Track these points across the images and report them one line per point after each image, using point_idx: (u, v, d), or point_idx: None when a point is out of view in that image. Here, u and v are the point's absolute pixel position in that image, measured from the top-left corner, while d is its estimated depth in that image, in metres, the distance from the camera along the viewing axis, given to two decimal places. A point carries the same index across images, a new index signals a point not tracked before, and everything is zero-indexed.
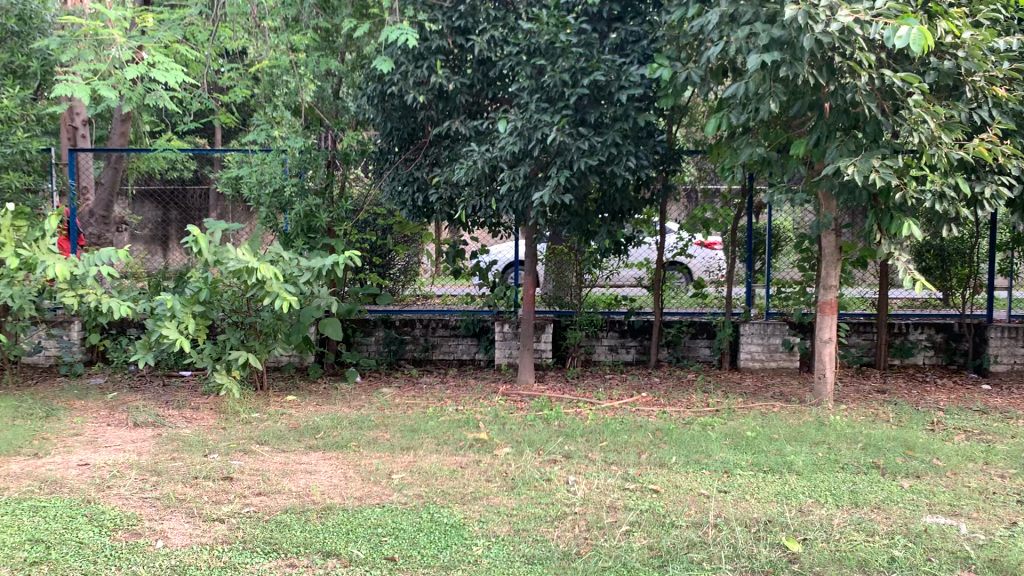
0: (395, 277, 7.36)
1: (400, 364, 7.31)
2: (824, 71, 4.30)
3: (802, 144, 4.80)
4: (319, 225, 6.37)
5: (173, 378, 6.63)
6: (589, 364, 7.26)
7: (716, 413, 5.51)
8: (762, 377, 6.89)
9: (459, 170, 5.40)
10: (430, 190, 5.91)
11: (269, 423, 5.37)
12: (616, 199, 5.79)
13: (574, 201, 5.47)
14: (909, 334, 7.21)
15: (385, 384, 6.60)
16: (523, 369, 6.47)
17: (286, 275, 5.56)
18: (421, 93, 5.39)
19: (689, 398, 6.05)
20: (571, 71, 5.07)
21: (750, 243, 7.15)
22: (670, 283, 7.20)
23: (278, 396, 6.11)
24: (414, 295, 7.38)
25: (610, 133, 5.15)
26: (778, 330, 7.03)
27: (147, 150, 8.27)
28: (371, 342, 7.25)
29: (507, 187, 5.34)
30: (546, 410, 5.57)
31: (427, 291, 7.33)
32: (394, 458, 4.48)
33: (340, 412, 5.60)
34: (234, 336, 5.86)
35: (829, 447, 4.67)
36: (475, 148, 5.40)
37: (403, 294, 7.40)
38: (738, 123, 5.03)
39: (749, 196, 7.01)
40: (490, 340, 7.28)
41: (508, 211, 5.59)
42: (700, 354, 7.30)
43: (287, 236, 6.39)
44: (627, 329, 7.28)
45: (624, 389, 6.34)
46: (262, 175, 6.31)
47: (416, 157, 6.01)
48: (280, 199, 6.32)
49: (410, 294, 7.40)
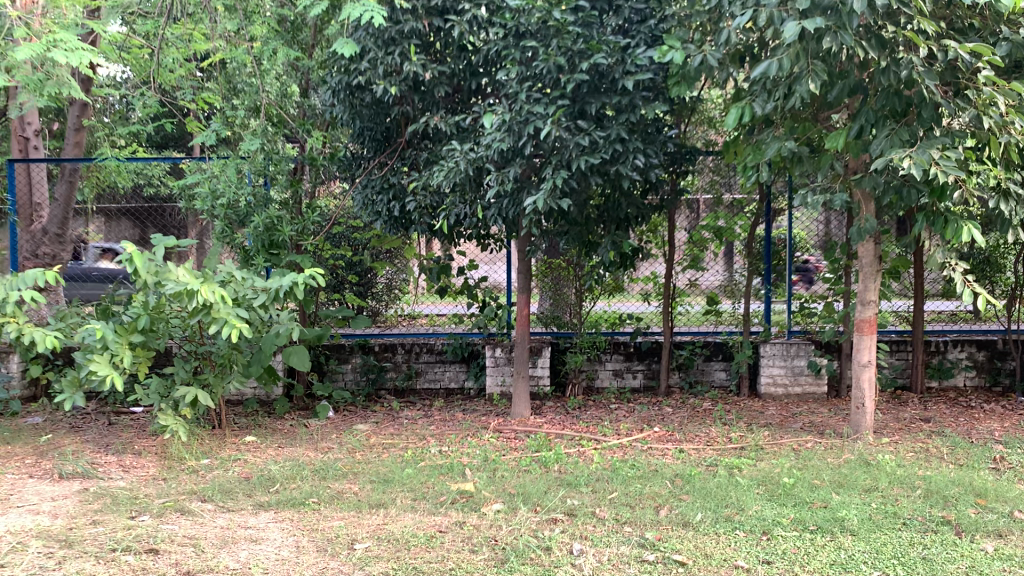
0: (377, 298, 6.67)
1: (380, 395, 6.52)
2: (873, 43, 3.56)
3: (841, 136, 4.06)
4: (281, 239, 5.60)
5: (121, 417, 5.84)
6: (591, 392, 6.49)
7: (742, 452, 4.76)
8: (786, 405, 6.11)
9: (438, 174, 4.65)
10: (407, 197, 5.17)
11: (219, 472, 4.58)
12: (622, 205, 5.05)
13: (573, 207, 4.73)
14: (948, 352, 6.45)
15: (360, 420, 5.81)
16: (517, 401, 5.68)
17: (238, 298, 4.75)
18: (393, 85, 4.63)
19: (708, 432, 5.27)
20: (568, 54, 4.32)
21: (769, 253, 6.36)
22: (681, 300, 6.45)
23: (236, 437, 5.36)
24: (397, 316, 6.59)
25: (614, 127, 4.40)
26: (803, 351, 6.28)
27: (87, 159, 7.39)
28: (347, 371, 6.48)
29: (495, 192, 4.59)
30: (544, 450, 4.79)
31: (413, 311, 6.56)
32: (360, 520, 3.69)
33: (304, 457, 4.81)
34: (184, 370, 5.09)
35: (883, 496, 3.90)
36: (458, 148, 4.65)
37: (386, 316, 6.62)
38: (763, 113, 4.29)
39: (767, 201, 6.24)
40: (480, 366, 6.51)
41: (497, 220, 4.84)
42: (715, 379, 6.55)
43: (246, 254, 5.60)
44: (633, 352, 6.51)
45: (633, 421, 5.55)
46: (216, 185, 5.54)
47: (391, 161, 5.28)
48: (236, 212, 5.54)
49: (393, 314, 6.61)
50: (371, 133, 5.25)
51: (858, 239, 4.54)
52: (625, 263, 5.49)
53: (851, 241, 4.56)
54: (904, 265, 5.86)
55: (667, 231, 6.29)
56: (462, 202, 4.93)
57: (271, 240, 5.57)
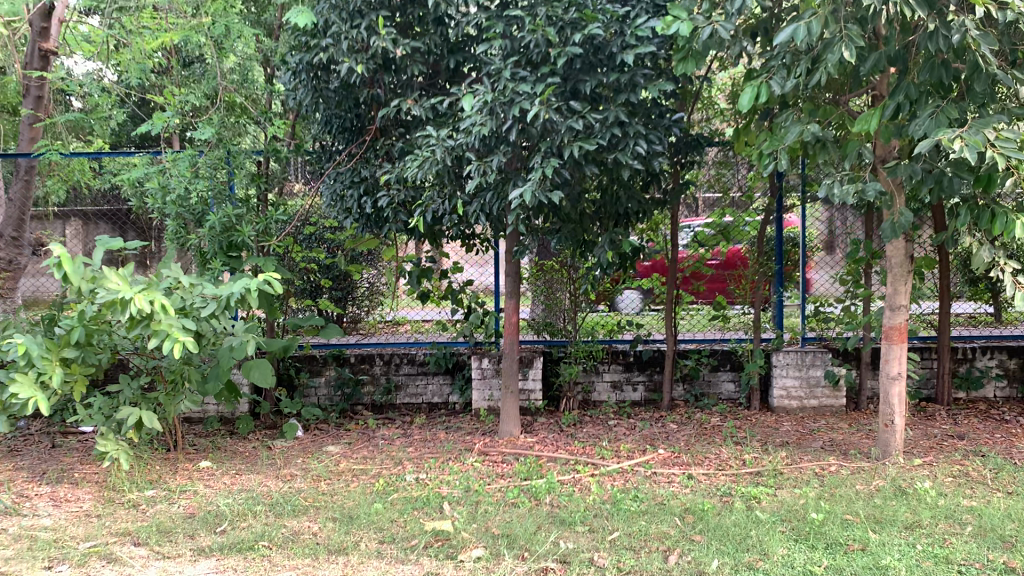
0: (359, 301, 6.53)
1: (356, 411, 5.95)
2: (921, 1, 3.02)
3: (873, 117, 3.52)
4: (241, 240, 5.02)
5: (66, 438, 5.25)
6: (587, 406, 5.94)
7: (758, 478, 4.21)
8: (801, 420, 5.56)
9: (412, 165, 4.08)
10: (380, 192, 4.62)
11: (163, 506, 4.00)
12: (621, 200, 4.49)
13: (565, 201, 4.16)
14: (977, 360, 5.91)
15: (332, 441, 5.24)
16: (505, 419, 5.12)
17: (185, 307, 4.17)
18: (360, 62, 4.06)
19: (719, 453, 4.71)
20: (558, 24, 3.76)
21: (781, 251, 5.80)
22: (684, 304, 5.90)
23: (191, 462, 4.79)
24: (381, 323, 6.20)
25: (611, 108, 3.83)
26: (819, 360, 5.73)
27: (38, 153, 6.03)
28: (319, 385, 5.90)
29: (476, 184, 4.01)
30: (534, 477, 4.22)
31: (397, 317, 6.10)
32: (316, 571, 3.13)
33: (262, 487, 4.24)
34: (130, 388, 4.52)
35: (929, 535, 3.34)
36: (433, 135, 4.09)
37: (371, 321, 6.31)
38: (782, 92, 3.75)
39: (779, 195, 5.71)
40: (465, 379, 5.93)
41: (480, 217, 4.28)
42: (722, 391, 5.99)
43: (202, 257, 5.02)
44: (633, 361, 5.96)
45: (635, 441, 4.98)
46: (167, 179, 4.95)
47: (362, 151, 4.72)
48: (190, 210, 4.97)
49: (377, 319, 6.27)
50: (341, 120, 4.70)
51: (892, 235, 3.89)
52: (625, 265, 4.93)
53: (883, 239, 3.93)
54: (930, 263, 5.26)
55: (670, 230, 5.71)
56: (440, 197, 4.37)
57: (230, 242, 4.99)
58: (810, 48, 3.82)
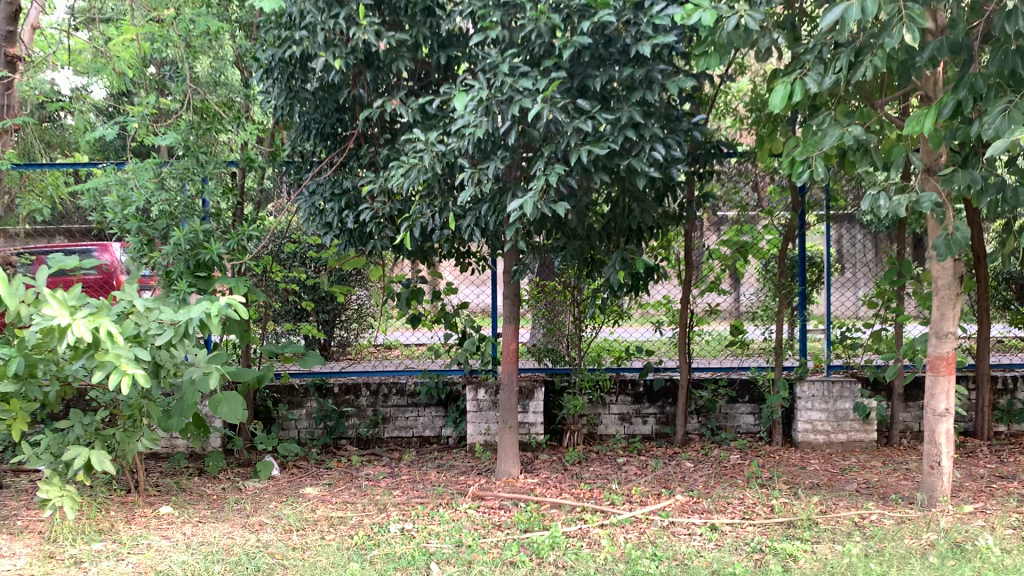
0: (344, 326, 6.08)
1: (340, 446, 5.43)
2: None
3: (929, 116, 3.04)
4: (210, 259, 4.52)
5: (15, 479, 4.71)
6: (592, 441, 5.42)
7: (792, 531, 3.69)
8: (829, 457, 5.06)
9: (397, 173, 3.60)
10: (363, 204, 4.13)
11: (108, 563, 3.46)
12: (633, 213, 3.97)
13: (571, 214, 3.67)
14: (1019, 392, 5.40)
15: (310, 482, 4.73)
16: (503, 457, 4.60)
17: (138, 334, 3.66)
18: (338, 57, 3.60)
19: (744, 498, 4.19)
20: (564, 11, 3.27)
21: (805, 273, 5.33)
22: (699, 329, 5.40)
23: (151, 508, 4.25)
24: (370, 347, 5.64)
25: (624, 108, 3.34)
26: (847, 391, 5.24)
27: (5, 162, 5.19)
28: (300, 418, 5.40)
29: (470, 195, 3.52)
30: (536, 529, 3.70)
31: (387, 342, 5.53)
32: None
33: (226, 540, 3.70)
34: (80, 425, 4.00)
35: None
36: (421, 139, 3.62)
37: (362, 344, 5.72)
38: (819, 89, 3.31)
39: (802, 210, 5.22)
40: (459, 411, 5.44)
41: (475, 233, 3.79)
42: (740, 425, 5.47)
43: (167, 278, 4.52)
44: (643, 392, 5.45)
45: (648, 483, 4.46)
46: (127, 190, 4.44)
47: (345, 160, 4.26)
48: (153, 225, 4.47)
49: (367, 344, 5.69)
50: (321, 126, 4.23)
51: (946, 252, 3.39)
52: (637, 287, 4.43)
53: (937, 258, 3.41)
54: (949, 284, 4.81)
55: (683, 249, 5.24)
56: (430, 210, 3.87)
57: (198, 261, 4.50)
58: (850, 40, 3.36)
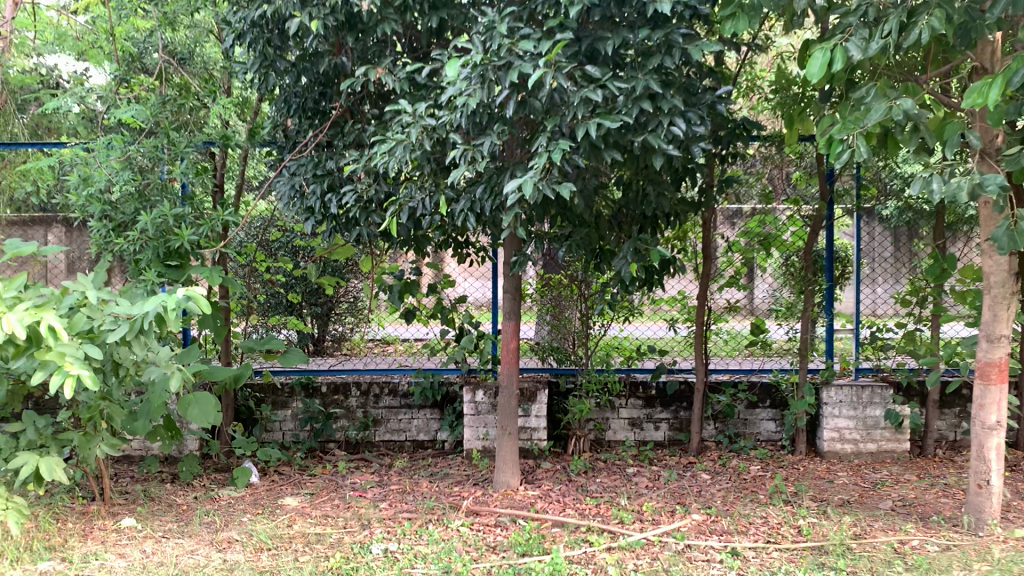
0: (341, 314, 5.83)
1: (327, 450, 5.04)
2: None
3: (996, 84, 2.60)
4: (182, 247, 4.13)
5: None
6: (599, 448, 5.01)
7: (823, 558, 3.27)
8: (858, 470, 4.63)
9: (380, 150, 3.20)
10: (347, 185, 3.74)
11: None
12: (648, 197, 3.59)
13: (577, 198, 3.26)
14: None
15: (291, 491, 4.33)
16: (502, 467, 4.20)
17: (90, 331, 3.25)
18: (315, 19, 3.20)
19: (767, 518, 3.77)
20: None
21: (832, 267, 4.90)
22: (719, 326, 4.95)
23: (112, 520, 3.86)
24: (369, 343, 5.32)
25: (639, 76, 2.92)
26: (877, 397, 4.81)
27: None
28: (284, 420, 5.01)
29: (462, 175, 3.11)
30: (535, 553, 3.28)
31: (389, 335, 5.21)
32: None
33: (189, 561, 3.31)
34: (31, 429, 3.61)
35: None
36: (408, 111, 3.21)
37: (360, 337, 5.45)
38: (864, 56, 2.89)
39: (830, 199, 4.79)
40: (455, 414, 5.03)
41: (469, 218, 3.38)
42: (761, 432, 5.05)
43: (135, 266, 4.13)
44: (656, 396, 5.03)
45: (661, 498, 4.05)
46: (90, 170, 4.05)
47: (328, 137, 3.86)
48: (120, 209, 4.08)
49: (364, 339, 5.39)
50: (301, 100, 3.85)
51: (1009, 245, 2.95)
52: (651, 281, 4.01)
53: (998, 251, 2.98)
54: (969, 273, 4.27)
55: (700, 241, 4.83)
56: (420, 193, 3.46)
57: (168, 249, 4.11)
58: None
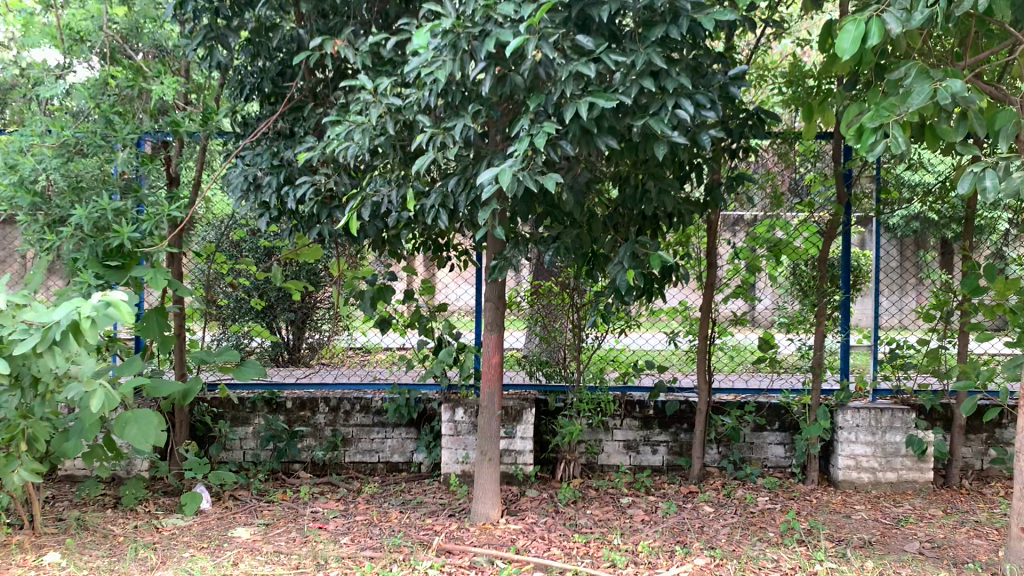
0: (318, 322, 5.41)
1: (291, 472, 4.58)
2: None
3: None
4: (123, 245, 3.66)
5: None
6: (591, 473, 4.55)
7: None
8: (877, 502, 4.17)
9: (337, 132, 2.76)
10: (303, 176, 3.30)
11: None
12: (649, 195, 3.13)
13: (567, 193, 2.81)
14: None
15: (245, 520, 3.87)
16: (480, 497, 3.73)
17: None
18: None
19: (780, 562, 3.30)
20: None
21: (849, 277, 4.46)
22: (724, 339, 4.48)
23: (35, 554, 3.39)
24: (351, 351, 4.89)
25: (641, 49, 2.48)
26: (898, 421, 4.35)
27: None
28: (244, 438, 4.55)
29: (432, 162, 2.66)
30: None
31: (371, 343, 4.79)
32: None
33: None
34: None
35: None
36: (368, 89, 2.77)
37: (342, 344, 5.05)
38: (906, 28, 2.44)
39: (848, 203, 4.36)
40: (433, 434, 4.55)
41: (442, 214, 2.92)
42: (768, 457, 4.59)
43: (70, 266, 3.67)
44: (654, 416, 4.57)
45: (659, 535, 3.59)
46: (21, 157, 3.60)
47: (286, 124, 3.44)
48: (54, 202, 3.63)
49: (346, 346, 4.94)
50: (258, 81, 3.41)
51: None
52: (651, 291, 3.56)
53: None
54: (1008, 287, 3.83)
55: (704, 247, 4.38)
56: (387, 185, 3.02)
57: (108, 247, 3.65)
58: None
